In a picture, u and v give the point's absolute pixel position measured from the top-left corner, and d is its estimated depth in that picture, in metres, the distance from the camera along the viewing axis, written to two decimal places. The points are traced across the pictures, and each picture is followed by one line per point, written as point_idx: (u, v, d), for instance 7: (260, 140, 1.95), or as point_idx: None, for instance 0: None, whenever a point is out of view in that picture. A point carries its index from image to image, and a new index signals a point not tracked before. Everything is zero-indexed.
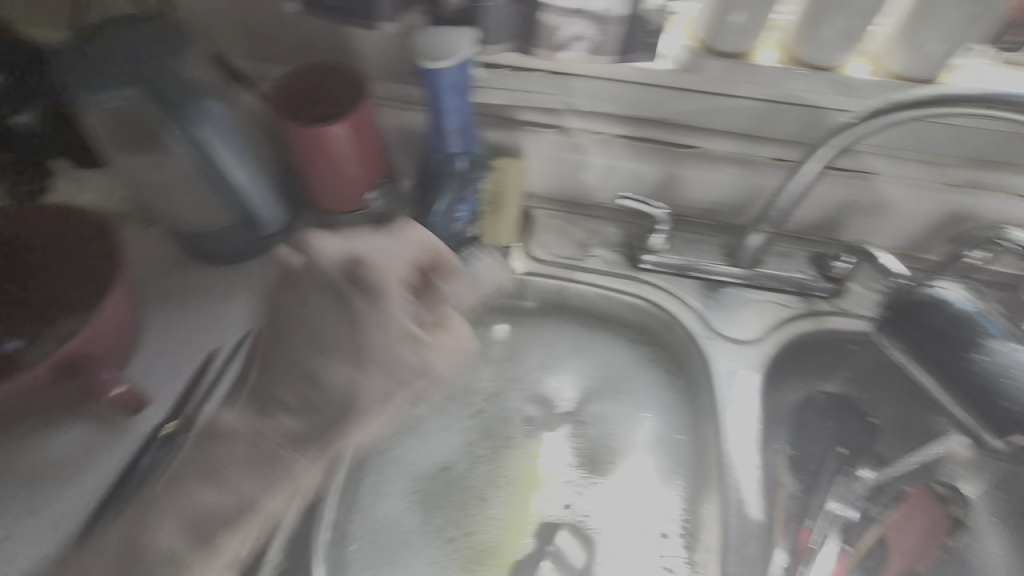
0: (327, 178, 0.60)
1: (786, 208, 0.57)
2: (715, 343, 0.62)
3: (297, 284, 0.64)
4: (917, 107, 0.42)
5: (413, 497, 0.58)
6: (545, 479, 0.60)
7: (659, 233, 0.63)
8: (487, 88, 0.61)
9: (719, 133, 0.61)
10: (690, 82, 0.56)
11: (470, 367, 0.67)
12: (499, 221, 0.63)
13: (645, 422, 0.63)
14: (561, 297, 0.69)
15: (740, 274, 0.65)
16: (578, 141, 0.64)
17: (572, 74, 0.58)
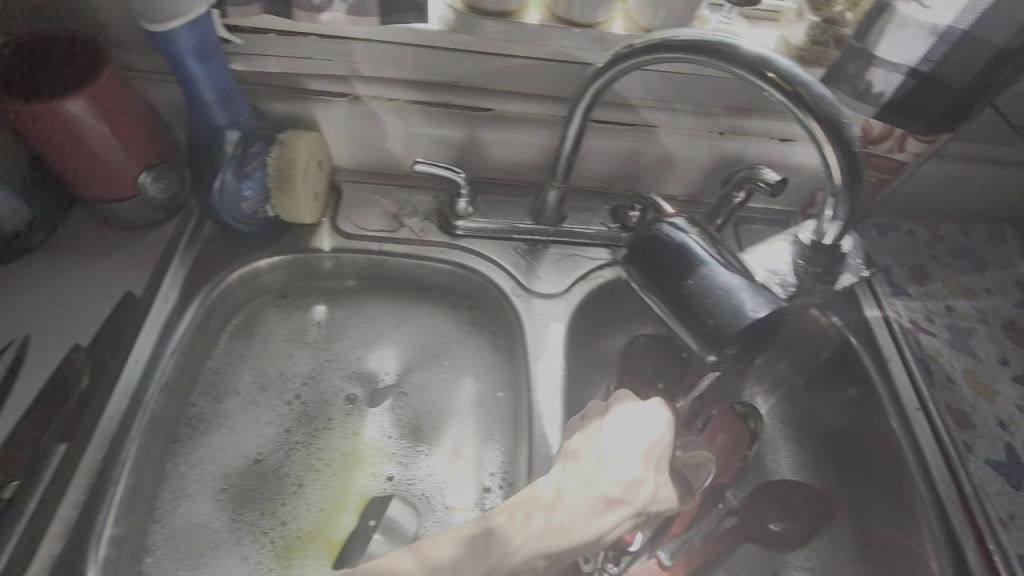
0: (82, 162, 0.54)
1: (568, 162, 0.58)
2: (524, 300, 0.64)
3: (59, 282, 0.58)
4: (652, 50, 0.44)
5: (220, 496, 0.55)
6: (367, 455, 0.59)
7: (462, 197, 0.65)
8: (260, 56, 0.57)
9: (508, 93, 0.62)
10: (464, 42, 0.57)
11: (285, 353, 0.64)
12: (290, 196, 0.60)
13: (468, 384, 0.64)
14: (378, 270, 0.68)
15: (546, 231, 0.67)
16: (371, 109, 0.63)
17: (347, 37, 0.57)
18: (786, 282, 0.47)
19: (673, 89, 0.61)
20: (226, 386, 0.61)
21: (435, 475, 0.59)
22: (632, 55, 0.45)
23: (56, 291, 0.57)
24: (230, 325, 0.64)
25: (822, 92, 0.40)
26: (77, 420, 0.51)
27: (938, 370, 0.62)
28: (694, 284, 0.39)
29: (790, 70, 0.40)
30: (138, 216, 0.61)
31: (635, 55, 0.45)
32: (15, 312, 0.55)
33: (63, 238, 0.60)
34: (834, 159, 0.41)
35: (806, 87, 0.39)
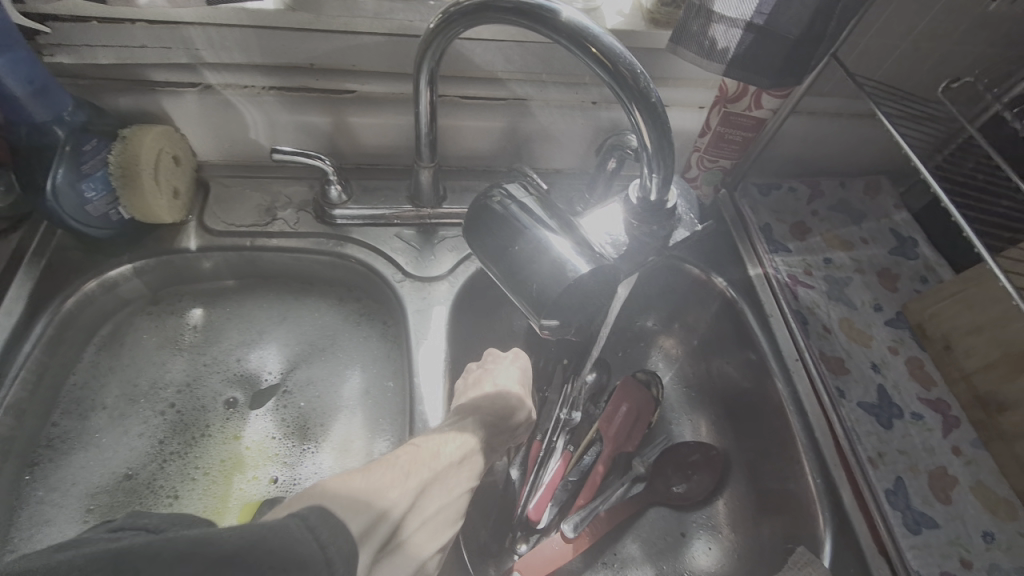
0: None
1: (429, 140, 0.57)
2: (406, 284, 0.62)
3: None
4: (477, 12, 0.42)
5: (86, 518, 0.52)
6: (248, 458, 0.57)
7: (332, 184, 0.62)
8: (88, 46, 0.54)
9: (367, 74, 0.60)
10: (305, 20, 0.54)
11: (158, 361, 0.61)
12: (139, 193, 0.56)
13: (356, 376, 0.62)
14: (255, 267, 0.65)
15: (427, 213, 0.65)
16: (226, 98, 0.60)
17: (180, 22, 0.53)
18: (619, 244, 0.44)
19: (537, 60, 0.60)
20: (91, 401, 0.57)
21: (322, 472, 0.57)
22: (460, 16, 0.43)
23: None
24: (94, 337, 0.60)
25: (615, 47, 0.39)
26: None
27: (814, 321, 0.64)
28: (519, 248, 0.40)
29: (604, 40, 0.39)
30: None
31: (461, 16, 0.44)
32: None
33: None
34: (640, 121, 0.40)
35: (621, 61, 0.39)
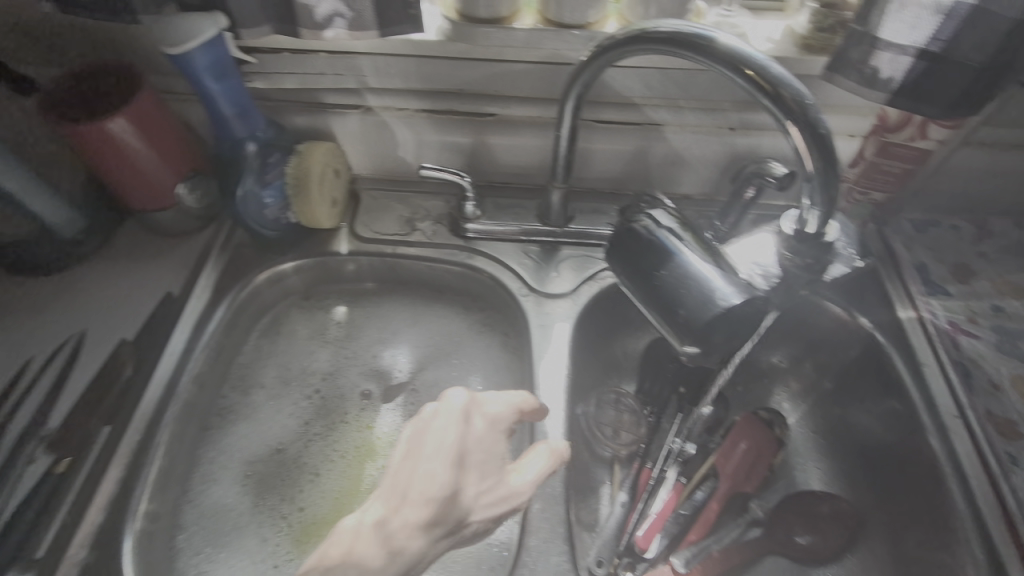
0: (126, 175, 0.61)
1: (566, 161, 0.59)
2: (531, 299, 0.65)
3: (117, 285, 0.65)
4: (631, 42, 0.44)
5: (245, 482, 0.59)
6: (378, 447, 0.62)
7: (469, 201, 0.66)
8: (278, 74, 0.62)
9: (509, 99, 0.64)
10: (459, 49, 0.58)
11: (308, 350, 0.68)
12: (307, 201, 0.64)
13: (477, 382, 0.65)
14: (394, 272, 0.71)
15: (553, 232, 0.68)
16: (383, 120, 0.66)
17: (353, 52, 0.60)
18: (770, 274, 0.45)
19: (677, 86, 0.60)
20: (253, 380, 0.66)
21: None
22: (612, 46, 0.45)
23: (112, 290, 0.65)
24: (259, 325, 0.69)
25: (780, 72, 0.39)
26: (123, 403, 0.57)
27: (978, 376, 0.58)
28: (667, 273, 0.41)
29: (767, 67, 0.39)
30: (177, 223, 0.68)
31: (615, 46, 0.45)
32: (76, 311, 0.63)
33: (120, 246, 0.68)
34: (802, 144, 0.40)
35: (785, 86, 0.38)
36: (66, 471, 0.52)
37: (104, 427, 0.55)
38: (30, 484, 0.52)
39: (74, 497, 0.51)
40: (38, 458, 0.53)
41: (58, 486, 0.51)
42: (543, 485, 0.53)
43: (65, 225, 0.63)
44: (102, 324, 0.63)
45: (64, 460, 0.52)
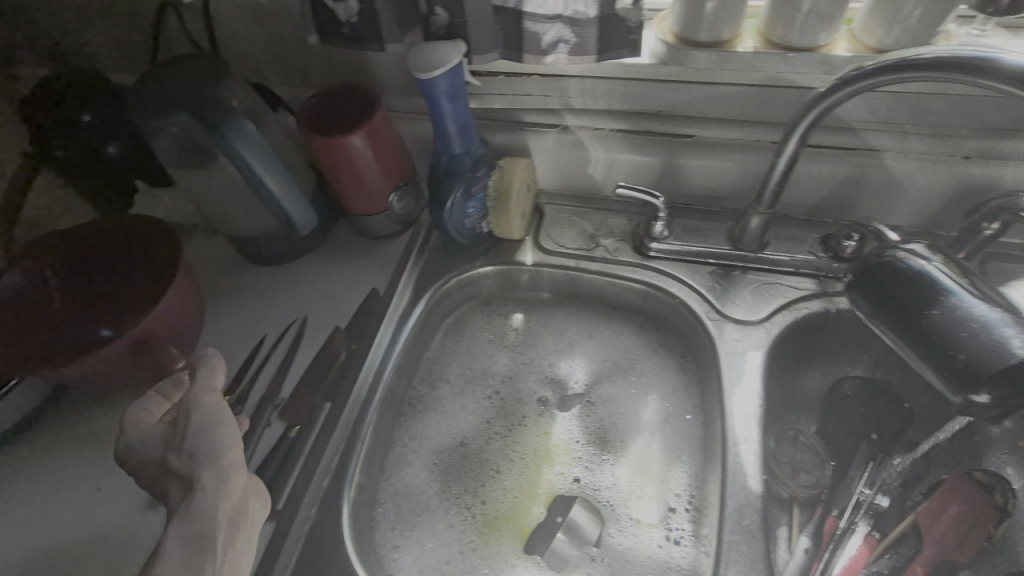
0: (352, 183, 0.68)
1: (777, 187, 0.57)
2: (720, 324, 0.64)
3: (332, 278, 0.73)
4: (882, 73, 0.44)
5: (433, 469, 0.64)
6: (555, 453, 0.64)
7: (659, 219, 0.66)
8: (490, 94, 0.67)
9: (711, 120, 0.63)
10: (673, 72, 0.59)
11: (488, 352, 0.72)
12: (505, 214, 0.68)
13: (655, 402, 0.65)
14: (573, 285, 0.73)
15: (745, 257, 0.66)
16: (579, 138, 0.68)
17: (565, 75, 0.63)
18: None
19: (907, 111, 0.57)
20: (440, 375, 0.70)
21: (619, 485, 0.61)
22: (861, 77, 0.45)
23: (326, 282, 0.73)
24: (445, 324, 0.74)
25: None
26: (339, 384, 0.63)
27: None
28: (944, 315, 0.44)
29: None
30: (383, 228, 0.74)
31: (866, 77, 0.45)
32: (298, 298, 0.72)
33: (332, 243, 0.76)
34: None
35: None
36: (296, 438, 0.59)
37: (324, 404, 0.62)
38: (267, 447, 0.59)
39: (302, 463, 0.58)
40: (272, 424, 0.61)
41: (290, 451, 0.58)
42: (740, 515, 0.52)
43: (303, 223, 0.71)
44: (320, 311, 0.70)
45: (294, 428, 0.59)
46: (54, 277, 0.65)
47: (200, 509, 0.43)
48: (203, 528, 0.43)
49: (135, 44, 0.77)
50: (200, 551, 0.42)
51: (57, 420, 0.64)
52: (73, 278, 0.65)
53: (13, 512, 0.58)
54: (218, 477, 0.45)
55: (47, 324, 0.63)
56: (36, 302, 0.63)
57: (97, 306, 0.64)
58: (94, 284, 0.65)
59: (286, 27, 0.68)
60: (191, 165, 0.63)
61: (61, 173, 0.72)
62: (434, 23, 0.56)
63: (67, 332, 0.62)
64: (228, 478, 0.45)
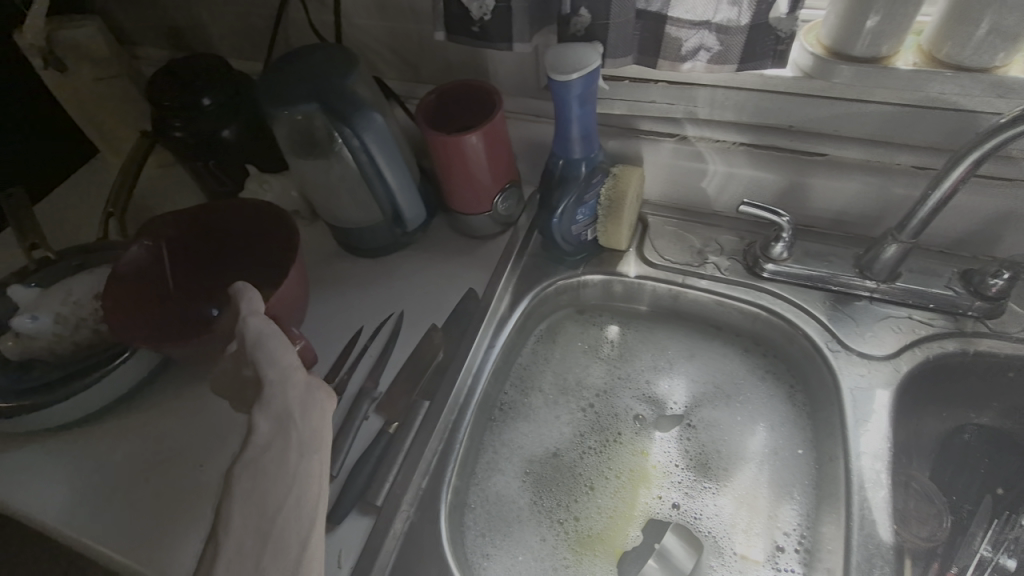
0: (461, 181, 0.68)
1: (927, 216, 0.53)
2: (841, 356, 0.60)
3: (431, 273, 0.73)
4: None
5: (525, 478, 0.62)
6: (653, 475, 0.61)
7: (781, 240, 0.63)
8: (611, 99, 0.65)
9: (849, 139, 0.60)
10: (819, 87, 0.57)
11: (583, 363, 0.70)
12: (615, 223, 0.66)
13: (761, 432, 0.62)
14: (675, 302, 0.70)
15: (870, 286, 0.62)
16: (698, 150, 0.66)
17: (695, 84, 0.61)
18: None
19: None
20: (532, 382, 0.69)
21: (722, 516, 0.58)
22: None
23: (424, 278, 0.73)
24: (538, 330, 0.72)
25: None
26: (437, 383, 0.62)
27: None
28: None
29: None
30: (484, 228, 0.73)
31: None
32: (396, 293, 0.72)
33: (430, 239, 0.76)
34: None
35: None
36: (394, 434, 0.58)
37: (422, 402, 0.61)
38: (365, 440, 0.59)
39: (401, 460, 0.57)
40: (369, 417, 0.60)
41: (389, 447, 0.57)
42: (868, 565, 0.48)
43: (412, 219, 0.70)
44: (416, 307, 0.70)
45: (392, 424, 0.59)
46: (171, 257, 0.65)
47: (272, 397, 0.48)
48: (283, 412, 0.48)
49: (254, 31, 0.79)
50: (286, 429, 0.48)
51: (163, 394, 0.66)
52: (194, 260, 0.67)
53: (121, 479, 0.60)
54: (282, 374, 0.50)
55: (169, 305, 0.64)
56: (154, 283, 0.64)
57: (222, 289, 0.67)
58: (217, 267, 0.67)
59: (407, 21, 0.68)
60: (310, 153, 0.64)
61: (179, 153, 0.74)
62: (574, 25, 0.54)
63: (193, 313, 0.64)
64: (291, 374, 0.50)
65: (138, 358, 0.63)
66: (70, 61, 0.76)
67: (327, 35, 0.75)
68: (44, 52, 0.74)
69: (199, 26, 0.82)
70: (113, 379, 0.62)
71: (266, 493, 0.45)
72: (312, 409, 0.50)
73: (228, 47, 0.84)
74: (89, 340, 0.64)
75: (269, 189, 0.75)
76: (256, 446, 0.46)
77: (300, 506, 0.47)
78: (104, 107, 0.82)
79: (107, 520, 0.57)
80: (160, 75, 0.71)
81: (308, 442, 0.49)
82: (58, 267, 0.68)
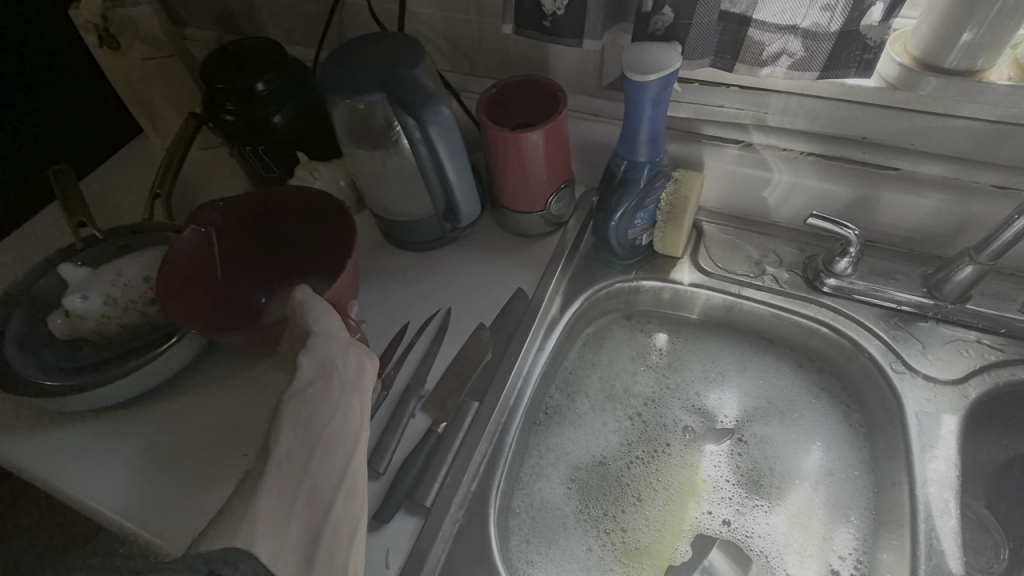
0: (517, 179, 0.66)
1: (1011, 237, 0.51)
2: (906, 378, 0.58)
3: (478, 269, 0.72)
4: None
5: (571, 486, 0.61)
6: (703, 490, 0.60)
7: (847, 255, 0.61)
8: (677, 103, 0.65)
9: (926, 154, 0.58)
10: (902, 99, 0.56)
11: (630, 370, 0.68)
12: (674, 228, 0.65)
13: (816, 452, 0.60)
14: (728, 313, 0.68)
15: (939, 306, 0.60)
16: (763, 157, 0.64)
17: (770, 90, 0.60)
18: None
19: None
20: (578, 388, 0.67)
21: (775, 535, 0.56)
22: None
23: (472, 275, 0.71)
24: (584, 334, 0.71)
25: None
26: (486, 383, 0.61)
27: None
28: None
29: None
30: (534, 227, 0.72)
31: None
32: (442, 289, 0.71)
33: (477, 236, 0.75)
34: None
35: None
36: (443, 434, 0.57)
37: (471, 402, 0.60)
38: (413, 438, 0.58)
39: (451, 461, 0.56)
40: (416, 415, 0.59)
41: (438, 447, 0.56)
42: None
43: (467, 215, 0.68)
44: (464, 304, 0.69)
45: (441, 424, 0.58)
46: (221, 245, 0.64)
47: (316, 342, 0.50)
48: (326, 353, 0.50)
49: (310, 18, 0.79)
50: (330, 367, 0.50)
51: (205, 380, 0.65)
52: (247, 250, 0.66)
53: (163, 464, 0.59)
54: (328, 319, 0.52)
55: (221, 294, 0.63)
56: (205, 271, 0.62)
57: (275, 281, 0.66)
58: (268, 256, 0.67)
59: (470, 12, 0.68)
60: (370, 142, 0.63)
61: (230, 137, 0.73)
62: (654, 23, 0.54)
63: (244, 302, 0.64)
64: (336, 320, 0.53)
65: (185, 342, 0.63)
66: (123, 39, 0.76)
67: (385, 23, 0.74)
68: (98, 28, 0.73)
69: (253, 11, 0.82)
70: (159, 363, 0.61)
71: (312, 420, 0.48)
72: (355, 358, 0.51)
73: (281, 32, 0.83)
74: (136, 322, 0.63)
75: (318, 177, 0.74)
76: (303, 383, 0.49)
77: (345, 432, 0.49)
78: (152, 86, 0.81)
79: (148, 506, 0.56)
80: (216, 56, 0.71)
81: (352, 379, 0.51)
82: (103, 247, 0.68)
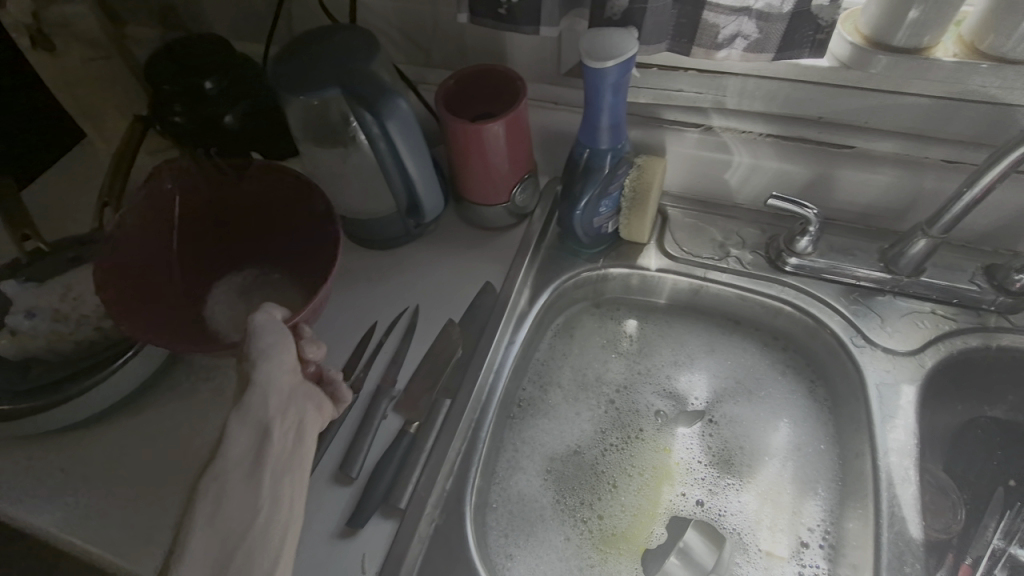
0: (481, 172, 0.65)
1: (960, 211, 0.53)
2: (866, 352, 0.59)
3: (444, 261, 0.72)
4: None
5: (547, 477, 0.61)
6: (677, 472, 0.61)
7: (807, 234, 0.62)
8: (635, 88, 0.64)
9: (878, 131, 0.59)
10: (855, 78, 0.56)
11: (601, 358, 0.69)
12: (639, 214, 0.65)
13: (783, 428, 0.62)
14: (696, 296, 0.69)
15: (896, 280, 0.61)
16: (724, 140, 0.65)
17: (727, 73, 0.60)
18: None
19: None
20: (551, 378, 0.68)
21: (747, 512, 0.58)
22: None
23: (439, 271, 0.70)
24: (554, 324, 0.71)
25: None
26: (458, 380, 0.61)
27: None
28: None
29: None
30: (499, 219, 0.71)
31: None
32: (409, 287, 0.70)
33: (441, 231, 0.74)
34: None
35: None
36: (416, 434, 0.57)
37: (444, 400, 0.59)
38: (385, 440, 0.57)
39: (425, 461, 0.55)
40: (388, 416, 0.59)
41: (411, 448, 0.56)
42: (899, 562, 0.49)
43: (430, 211, 0.67)
44: (432, 301, 0.68)
45: (413, 424, 0.57)
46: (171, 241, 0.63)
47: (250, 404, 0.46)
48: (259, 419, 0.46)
49: (257, 11, 0.76)
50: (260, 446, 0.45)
51: (167, 394, 0.63)
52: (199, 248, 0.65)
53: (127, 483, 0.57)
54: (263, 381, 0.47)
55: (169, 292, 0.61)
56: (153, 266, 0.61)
57: (229, 282, 0.65)
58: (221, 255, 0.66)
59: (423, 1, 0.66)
60: (328, 139, 0.61)
61: (180, 140, 0.71)
62: (610, 8, 0.53)
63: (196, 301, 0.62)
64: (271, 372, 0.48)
65: (143, 356, 0.61)
66: (58, 40, 0.72)
67: (335, 15, 0.72)
68: (31, 30, 0.70)
69: (196, 7, 0.78)
70: (116, 379, 0.59)
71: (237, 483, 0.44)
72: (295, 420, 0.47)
73: (227, 27, 0.80)
74: (91, 338, 0.60)
75: None
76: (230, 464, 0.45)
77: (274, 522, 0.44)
78: (94, 88, 0.77)
79: (114, 527, 0.55)
80: (159, 55, 0.68)
81: (285, 464, 0.46)
82: (52, 261, 0.65)
